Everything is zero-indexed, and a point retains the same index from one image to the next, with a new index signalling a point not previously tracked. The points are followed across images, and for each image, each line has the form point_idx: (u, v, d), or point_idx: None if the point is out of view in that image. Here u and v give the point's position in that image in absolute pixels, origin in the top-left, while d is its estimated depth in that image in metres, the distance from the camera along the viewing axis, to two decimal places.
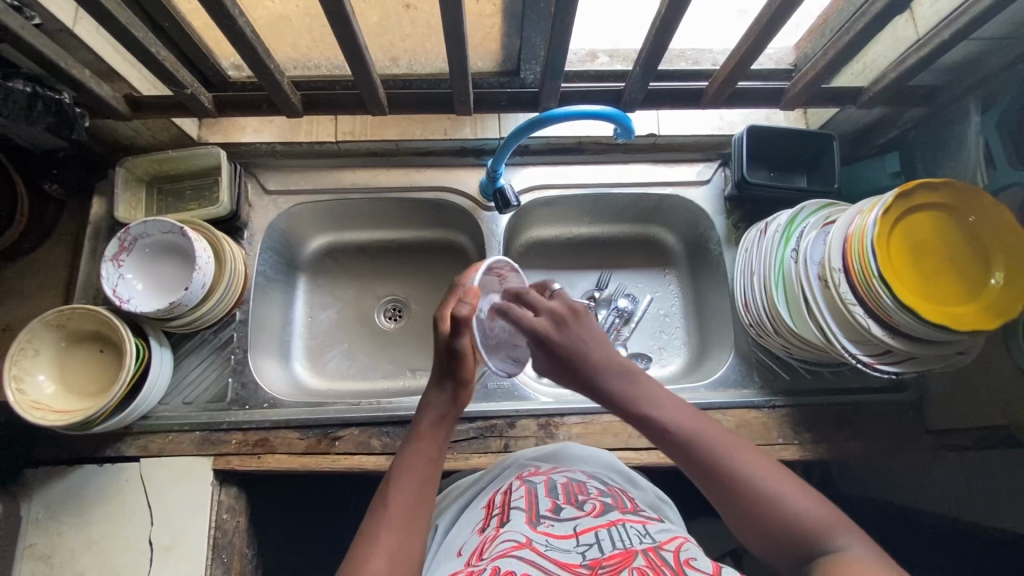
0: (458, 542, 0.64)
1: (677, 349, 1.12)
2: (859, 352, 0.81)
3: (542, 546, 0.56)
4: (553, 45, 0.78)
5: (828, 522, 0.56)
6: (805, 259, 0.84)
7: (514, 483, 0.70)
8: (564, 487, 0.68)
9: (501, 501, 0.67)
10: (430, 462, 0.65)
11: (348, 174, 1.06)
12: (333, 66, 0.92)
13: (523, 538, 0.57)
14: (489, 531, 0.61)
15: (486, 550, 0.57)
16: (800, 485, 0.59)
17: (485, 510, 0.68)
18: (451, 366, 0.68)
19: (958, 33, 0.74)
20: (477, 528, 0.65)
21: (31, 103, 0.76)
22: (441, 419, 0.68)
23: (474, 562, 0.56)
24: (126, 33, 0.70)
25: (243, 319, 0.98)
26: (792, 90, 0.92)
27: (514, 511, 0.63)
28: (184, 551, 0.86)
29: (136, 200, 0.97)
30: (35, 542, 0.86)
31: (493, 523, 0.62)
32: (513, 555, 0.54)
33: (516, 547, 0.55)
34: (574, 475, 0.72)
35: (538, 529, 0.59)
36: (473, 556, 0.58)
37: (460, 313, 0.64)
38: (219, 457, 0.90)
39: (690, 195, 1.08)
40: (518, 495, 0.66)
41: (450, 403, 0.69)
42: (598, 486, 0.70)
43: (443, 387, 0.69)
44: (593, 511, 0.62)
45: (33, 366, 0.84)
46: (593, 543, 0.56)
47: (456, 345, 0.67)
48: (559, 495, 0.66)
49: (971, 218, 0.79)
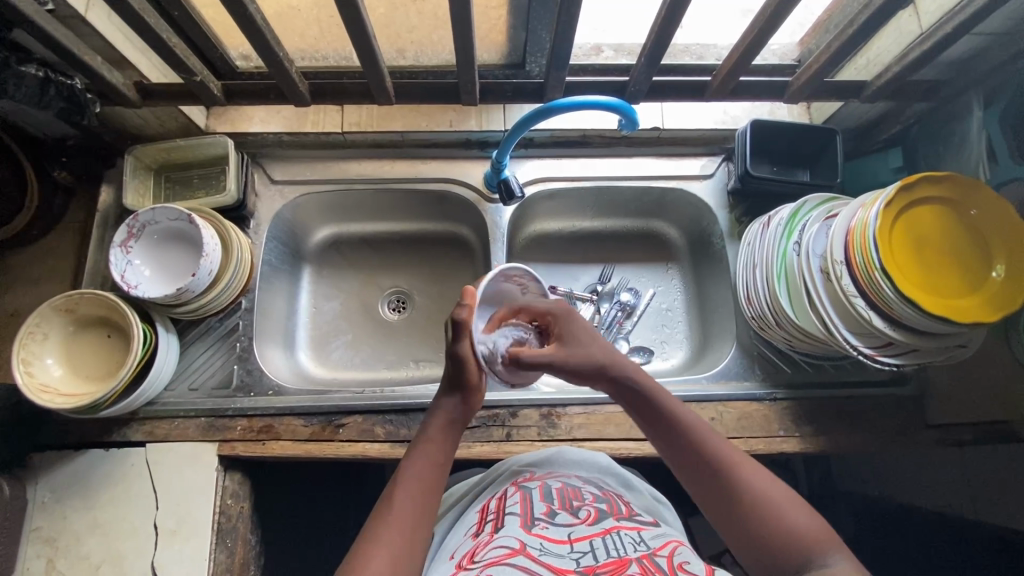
0: (451, 548, 0.64)
1: (679, 343, 1.12)
2: (860, 344, 0.81)
3: (537, 552, 0.56)
4: (560, 37, 0.79)
5: (815, 539, 0.57)
6: (807, 251, 0.85)
7: (510, 490, 0.71)
8: (559, 494, 0.68)
9: (497, 507, 0.67)
10: (439, 466, 0.66)
11: (354, 165, 1.07)
12: (341, 57, 0.93)
13: (517, 545, 0.57)
14: (483, 535, 0.62)
15: (480, 553, 0.57)
16: (796, 501, 0.60)
17: (480, 514, 0.69)
18: (455, 371, 0.70)
19: (961, 26, 0.75)
20: (471, 533, 0.65)
21: (43, 89, 0.78)
22: (451, 424, 0.69)
23: (466, 564, 0.57)
24: (138, 18, 0.71)
25: (249, 307, 0.99)
26: (796, 84, 0.92)
27: (509, 516, 0.64)
28: (189, 535, 0.87)
29: (144, 188, 0.98)
30: (41, 525, 0.87)
31: (488, 528, 0.63)
32: (507, 563, 0.53)
33: (510, 554, 0.55)
34: (569, 480, 0.73)
35: (531, 533, 0.59)
36: (466, 558, 0.58)
37: (460, 317, 0.67)
38: (224, 444, 0.91)
39: (694, 190, 1.08)
40: (513, 501, 0.67)
41: (460, 410, 0.70)
42: (593, 492, 0.70)
43: (452, 393, 0.71)
44: (588, 519, 0.62)
45: (42, 350, 0.85)
46: (588, 551, 0.56)
47: (458, 349, 0.69)
48: (554, 500, 0.66)
49: (972, 212, 0.80)
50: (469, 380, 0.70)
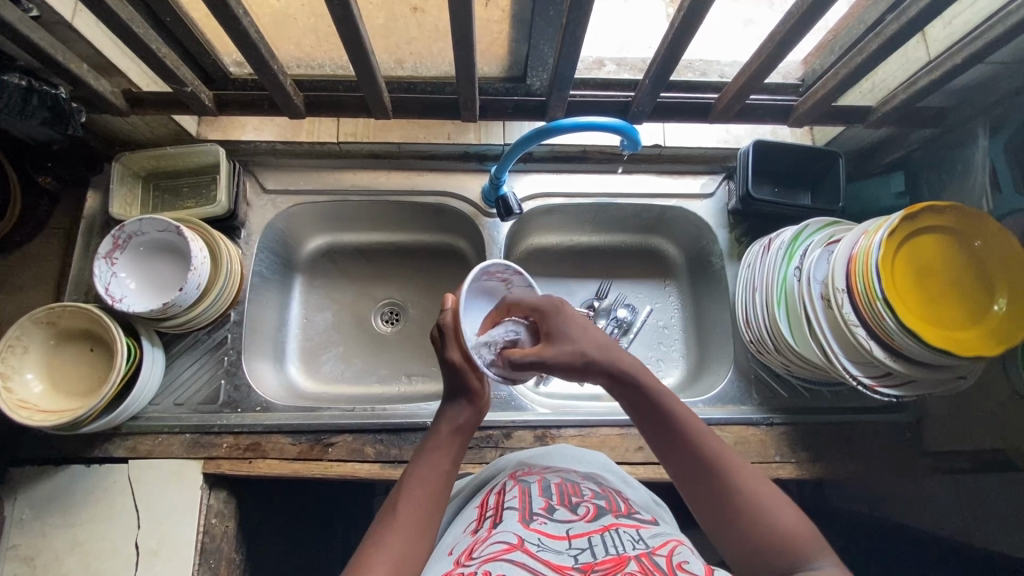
0: (449, 543, 0.61)
1: (675, 361, 1.11)
2: (860, 373, 0.80)
3: (534, 547, 0.54)
4: (564, 56, 0.77)
5: (804, 539, 0.55)
6: (808, 278, 0.83)
7: (508, 484, 0.68)
8: (558, 488, 0.66)
9: (495, 501, 0.65)
10: (445, 472, 0.64)
11: (348, 175, 1.05)
12: (337, 66, 0.90)
13: (514, 540, 0.55)
14: (481, 531, 0.59)
15: (478, 550, 0.55)
16: (782, 498, 0.58)
17: (478, 509, 0.66)
18: (455, 379, 0.68)
19: (971, 56, 0.74)
20: (470, 529, 0.62)
21: (26, 98, 0.76)
22: (458, 431, 0.67)
23: (464, 562, 0.54)
24: (126, 28, 0.68)
25: (238, 320, 0.96)
26: (801, 108, 0.91)
27: (507, 511, 0.61)
28: (170, 555, 0.85)
29: (132, 196, 0.96)
30: (18, 543, 0.84)
31: (486, 523, 0.60)
32: (504, 558, 0.52)
33: (507, 550, 0.53)
34: (567, 475, 0.70)
35: (530, 528, 0.57)
36: (462, 555, 0.56)
37: (442, 321, 0.69)
38: (209, 461, 0.89)
39: (694, 208, 1.07)
40: (512, 495, 0.64)
41: (467, 416, 0.69)
42: (592, 487, 0.67)
43: (457, 399, 0.69)
44: (587, 516, 0.60)
45: (21, 364, 0.83)
46: (586, 548, 0.54)
47: (447, 356, 0.68)
48: (553, 495, 0.64)
49: (976, 243, 0.78)
50: (468, 381, 0.69)
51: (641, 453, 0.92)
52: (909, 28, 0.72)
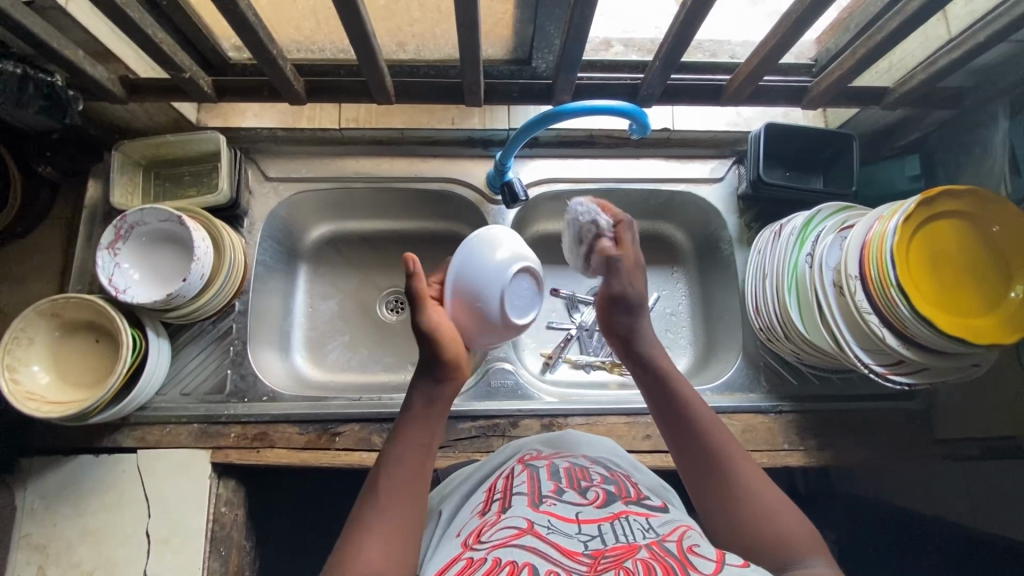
0: (457, 525, 0.61)
1: (683, 348, 1.10)
2: (872, 362, 0.78)
3: (544, 531, 0.54)
4: (571, 37, 0.74)
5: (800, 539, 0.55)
6: (820, 264, 0.82)
7: (516, 469, 0.68)
8: (567, 472, 0.65)
9: (504, 485, 0.64)
10: (423, 446, 0.63)
11: (351, 161, 1.03)
12: (338, 49, 0.88)
13: (524, 524, 0.54)
14: (490, 514, 0.59)
15: (486, 533, 0.55)
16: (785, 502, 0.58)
17: (486, 493, 0.65)
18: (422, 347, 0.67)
19: (994, 36, 0.71)
20: (478, 511, 0.62)
21: (21, 86, 0.74)
22: (433, 403, 0.66)
23: (472, 545, 0.54)
24: (120, 12, 0.67)
25: (242, 309, 0.96)
26: (815, 89, 0.88)
27: (516, 495, 0.60)
28: (181, 543, 0.85)
29: (133, 185, 0.95)
30: (30, 532, 0.85)
31: (495, 507, 0.60)
32: (515, 543, 0.51)
33: (516, 534, 0.53)
34: (575, 459, 0.70)
35: (540, 510, 0.57)
36: (471, 538, 0.55)
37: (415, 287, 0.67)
38: (218, 451, 0.89)
39: (703, 193, 1.05)
40: (520, 480, 0.64)
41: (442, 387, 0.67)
42: (601, 472, 0.67)
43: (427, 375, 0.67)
44: (596, 501, 0.59)
45: (27, 356, 0.83)
46: (596, 535, 0.53)
47: (418, 321, 0.67)
48: (562, 479, 0.63)
49: (994, 228, 0.76)
50: (441, 355, 0.67)
51: (648, 440, 0.92)
52: (930, 6, 0.69)
